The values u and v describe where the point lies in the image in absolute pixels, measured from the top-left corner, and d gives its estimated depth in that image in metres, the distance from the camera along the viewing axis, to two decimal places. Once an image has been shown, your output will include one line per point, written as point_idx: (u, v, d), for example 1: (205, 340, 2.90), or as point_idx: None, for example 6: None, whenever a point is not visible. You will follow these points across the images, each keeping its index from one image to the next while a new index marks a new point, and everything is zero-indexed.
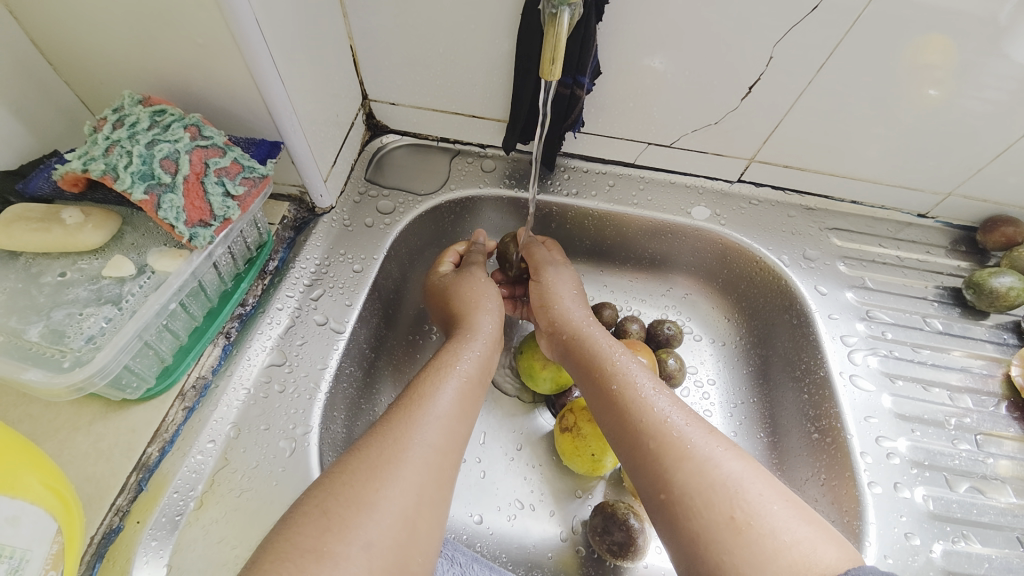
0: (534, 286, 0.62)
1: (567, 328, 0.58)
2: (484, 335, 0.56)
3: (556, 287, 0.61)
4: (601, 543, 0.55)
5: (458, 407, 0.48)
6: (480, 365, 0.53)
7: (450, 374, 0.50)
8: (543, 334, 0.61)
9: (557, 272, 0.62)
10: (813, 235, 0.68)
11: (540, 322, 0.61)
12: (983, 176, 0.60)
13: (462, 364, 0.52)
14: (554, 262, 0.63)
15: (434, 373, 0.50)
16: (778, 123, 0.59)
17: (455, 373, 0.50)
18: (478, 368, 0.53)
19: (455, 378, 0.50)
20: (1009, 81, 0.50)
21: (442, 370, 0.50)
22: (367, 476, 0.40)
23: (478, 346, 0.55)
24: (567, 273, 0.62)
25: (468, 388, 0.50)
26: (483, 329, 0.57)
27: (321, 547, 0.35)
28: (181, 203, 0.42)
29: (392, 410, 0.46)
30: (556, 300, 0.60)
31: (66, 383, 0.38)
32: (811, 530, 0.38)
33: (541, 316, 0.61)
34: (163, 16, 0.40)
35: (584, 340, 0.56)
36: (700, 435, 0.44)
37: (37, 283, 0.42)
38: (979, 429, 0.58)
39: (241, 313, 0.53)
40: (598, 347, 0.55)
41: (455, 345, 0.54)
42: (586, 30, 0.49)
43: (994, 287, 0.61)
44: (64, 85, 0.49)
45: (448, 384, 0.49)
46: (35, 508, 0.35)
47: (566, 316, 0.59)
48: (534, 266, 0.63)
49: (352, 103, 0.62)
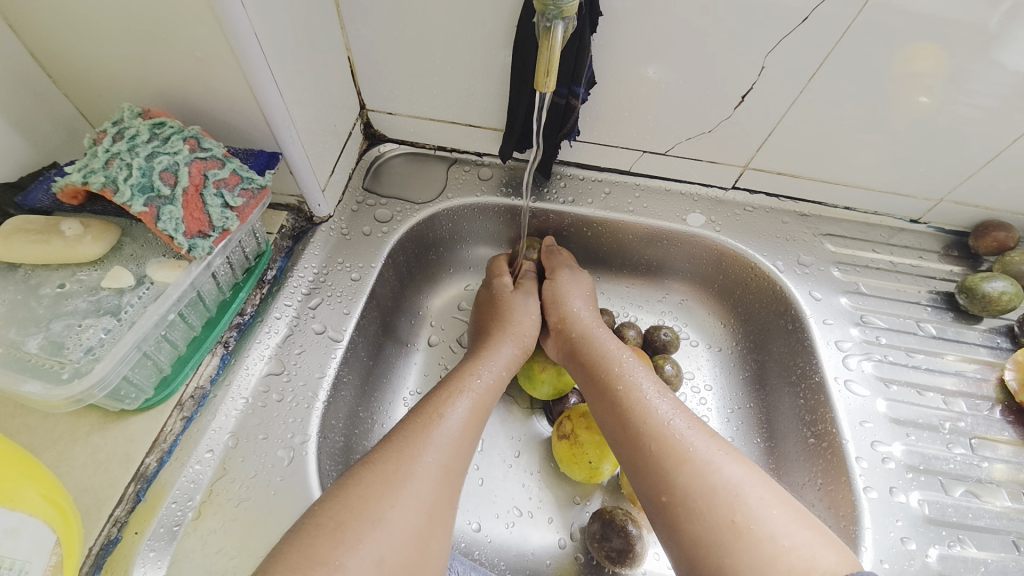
0: (546, 284, 0.63)
1: (574, 332, 0.59)
2: (501, 356, 0.57)
3: (568, 288, 0.62)
4: (599, 549, 0.55)
5: (468, 424, 0.48)
6: (495, 389, 0.54)
7: (463, 392, 0.51)
8: (549, 336, 0.62)
9: (572, 273, 0.64)
10: (807, 241, 0.68)
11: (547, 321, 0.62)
12: (974, 182, 0.61)
13: (477, 386, 0.52)
14: (569, 266, 0.65)
15: (448, 389, 0.51)
16: (772, 131, 0.60)
17: (467, 391, 0.51)
18: (492, 389, 0.53)
19: (467, 395, 0.50)
20: (998, 88, 0.51)
21: (455, 387, 0.51)
22: (381, 490, 0.40)
23: (493, 365, 0.55)
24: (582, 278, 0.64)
25: (480, 407, 0.51)
26: (500, 354, 0.57)
27: (333, 560, 0.36)
28: (180, 215, 0.42)
29: (408, 424, 0.46)
30: (565, 298, 0.61)
31: (66, 394, 0.38)
32: (811, 535, 0.38)
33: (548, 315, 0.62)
34: (164, 30, 0.41)
35: (592, 343, 0.56)
36: (701, 439, 0.45)
37: (36, 295, 0.42)
38: (973, 433, 0.59)
39: (239, 323, 0.53)
40: (605, 349, 0.55)
41: (471, 365, 0.55)
42: (581, 40, 0.50)
43: (987, 291, 0.61)
44: (62, 97, 0.49)
45: (459, 403, 0.49)
46: (34, 520, 0.35)
47: (574, 316, 0.60)
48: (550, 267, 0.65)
49: (349, 112, 0.62)
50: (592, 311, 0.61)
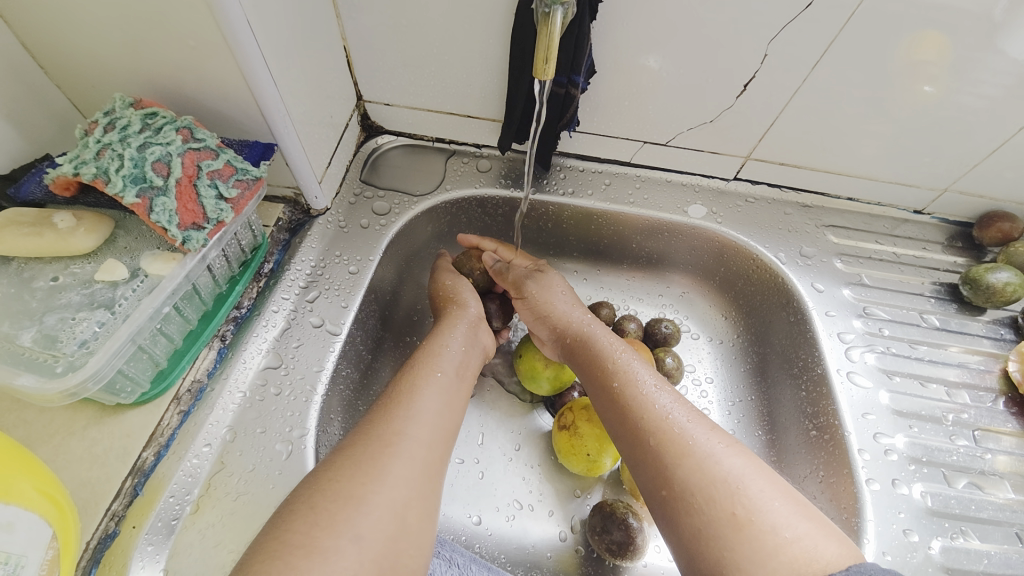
0: (524, 305, 0.61)
1: (569, 329, 0.58)
2: (457, 336, 0.56)
3: (546, 295, 0.60)
4: (600, 542, 0.55)
5: (439, 401, 0.48)
6: (460, 363, 0.53)
7: (436, 372, 0.50)
8: (546, 343, 0.60)
9: (539, 282, 0.61)
10: (809, 232, 0.67)
11: (540, 328, 0.60)
12: (979, 172, 0.60)
13: (439, 360, 0.51)
14: (530, 274, 0.62)
15: (422, 369, 0.50)
16: (773, 121, 0.59)
17: (433, 373, 0.50)
18: (455, 366, 0.52)
19: (433, 377, 0.49)
20: (1002, 77, 0.50)
21: (431, 369, 0.50)
22: (357, 472, 0.40)
23: (452, 345, 0.54)
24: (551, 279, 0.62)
25: (454, 387, 0.50)
26: (458, 332, 0.56)
27: (311, 542, 0.35)
28: (174, 206, 0.41)
29: (377, 407, 0.46)
30: (547, 306, 0.60)
31: (59, 388, 0.37)
32: (811, 527, 0.38)
33: (539, 328, 0.61)
34: (155, 17, 0.40)
35: (586, 341, 0.56)
36: (702, 432, 0.44)
37: (29, 288, 0.42)
38: (976, 425, 0.58)
39: (236, 316, 0.53)
40: (598, 344, 0.55)
41: (430, 347, 0.54)
42: (580, 28, 0.49)
43: (991, 282, 0.61)
44: (55, 87, 0.48)
45: (429, 382, 0.49)
46: (29, 514, 0.35)
47: (563, 317, 0.59)
48: (512, 284, 0.62)
49: (346, 103, 0.62)
50: (577, 304, 0.61)
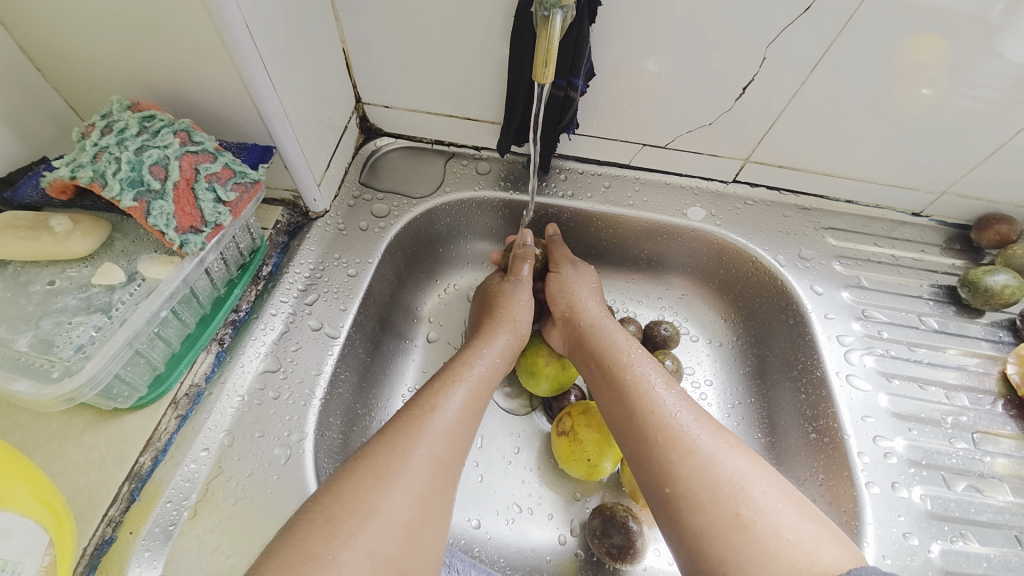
0: (551, 278, 0.63)
1: (581, 320, 0.58)
2: (495, 346, 0.56)
3: (576, 280, 0.62)
4: (600, 546, 0.55)
5: (462, 412, 0.48)
6: (489, 373, 0.54)
7: (457, 382, 0.50)
8: (554, 328, 0.61)
9: (576, 268, 0.64)
10: (808, 234, 0.68)
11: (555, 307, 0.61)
12: (977, 175, 0.60)
13: (470, 372, 0.52)
14: (572, 261, 0.64)
15: (444, 380, 0.50)
16: (772, 124, 0.59)
17: (463, 384, 0.50)
18: (487, 378, 0.53)
19: (461, 385, 0.50)
20: (1000, 80, 0.50)
21: (452, 378, 0.51)
22: (373, 484, 0.39)
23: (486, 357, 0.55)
24: (586, 271, 0.64)
25: (476, 398, 0.50)
26: (496, 344, 0.56)
27: (325, 555, 0.35)
28: (172, 210, 0.41)
29: (398, 417, 0.46)
30: (574, 288, 0.61)
31: (55, 393, 0.37)
32: (814, 529, 0.38)
33: (557, 302, 0.61)
34: (154, 20, 0.40)
35: (598, 331, 0.56)
36: (707, 433, 0.44)
37: (25, 292, 0.41)
38: (975, 428, 0.58)
39: (234, 320, 0.53)
40: (613, 339, 0.55)
41: (467, 357, 0.54)
42: (579, 31, 0.49)
43: (989, 285, 0.61)
44: (52, 90, 0.48)
45: (451, 389, 0.49)
46: (26, 520, 0.34)
47: (584, 304, 0.60)
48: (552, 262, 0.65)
49: (345, 105, 0.61)
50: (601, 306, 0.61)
